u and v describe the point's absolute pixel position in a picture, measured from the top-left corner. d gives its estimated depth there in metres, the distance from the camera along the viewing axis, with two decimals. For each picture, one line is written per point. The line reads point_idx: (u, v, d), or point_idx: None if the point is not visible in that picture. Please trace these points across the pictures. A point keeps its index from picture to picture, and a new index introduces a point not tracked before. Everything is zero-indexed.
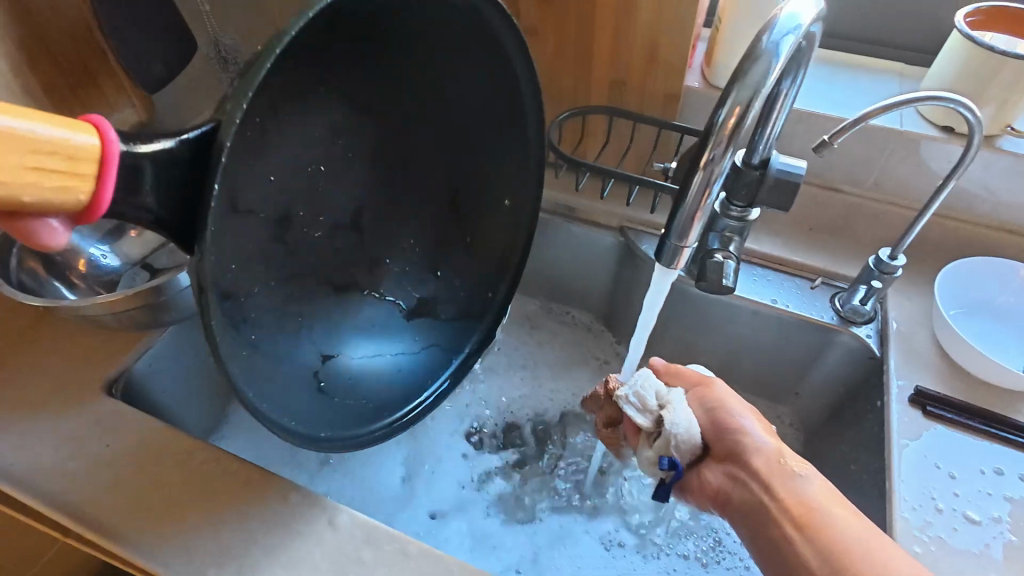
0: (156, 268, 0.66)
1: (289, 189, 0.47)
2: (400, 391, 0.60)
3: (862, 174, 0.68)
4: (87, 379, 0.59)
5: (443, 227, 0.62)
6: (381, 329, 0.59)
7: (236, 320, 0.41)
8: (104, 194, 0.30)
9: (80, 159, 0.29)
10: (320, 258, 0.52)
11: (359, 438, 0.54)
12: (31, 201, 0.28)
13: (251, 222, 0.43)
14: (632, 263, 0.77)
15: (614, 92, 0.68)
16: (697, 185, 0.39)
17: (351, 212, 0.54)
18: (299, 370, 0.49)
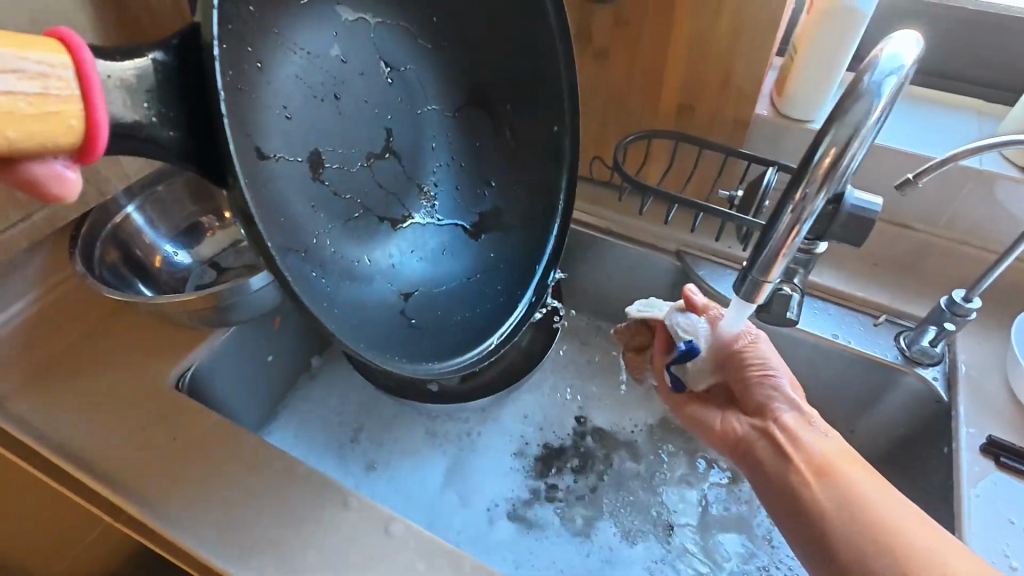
0: (223, 267, 0.67)
1: (310, 116, 0.46)
2: (481, 309, 0.61)
3: (935, 212, 0.67)
4: (153, 371, 0.60)
5: (478, 132, 0.61)
6: (447, 252, 0.60)
7: (295, 246, 0.44)
8: (97, 117, 0.30)
9: (61, 82, 0.28)
10: (366, 193, 0.54)
11: (449, 362, 0.57)
12: (19, 136, 0.26)
13: (288, 162, 0.44)
14: (689, 288, 0.76)
15: (681, 117, 0.68)
16: (785, 223, 0.39)
17: (383, 137, 0.54)
18: (384, 310, 0.53)
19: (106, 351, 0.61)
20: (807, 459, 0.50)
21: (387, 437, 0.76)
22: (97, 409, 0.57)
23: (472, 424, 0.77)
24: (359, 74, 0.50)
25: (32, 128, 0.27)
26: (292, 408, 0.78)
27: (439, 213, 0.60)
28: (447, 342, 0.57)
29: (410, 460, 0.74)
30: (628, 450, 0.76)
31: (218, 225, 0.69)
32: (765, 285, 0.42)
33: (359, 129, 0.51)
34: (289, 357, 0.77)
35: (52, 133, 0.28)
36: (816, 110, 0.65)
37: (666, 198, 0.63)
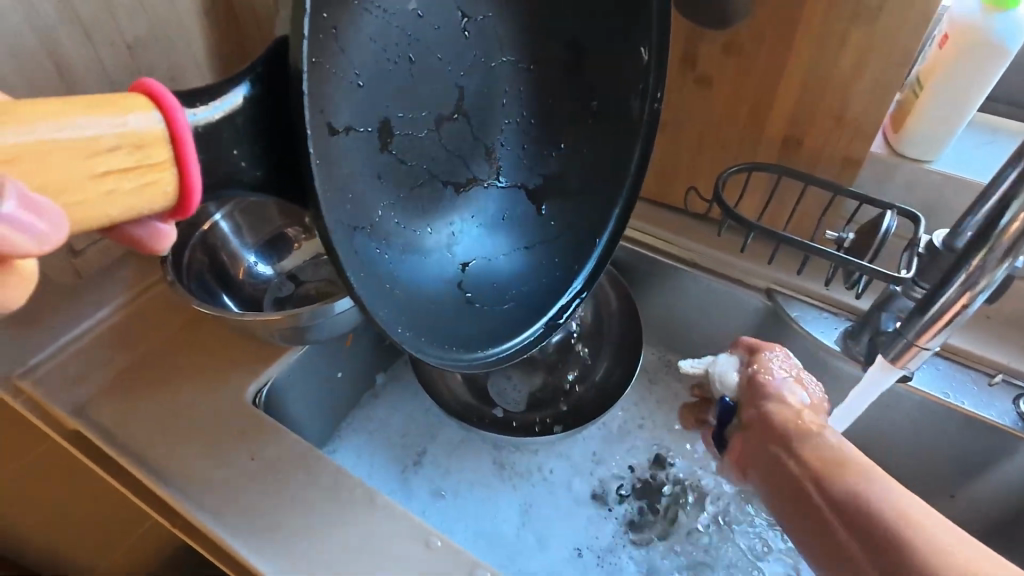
0: (301, 280, 0.67)
1: (383, 81, 0.44)
2: (541, 284, 0.61)
3: None
4: (229, 384, 0.59)
5: (552, 90, 0.57)
6: (507, 220, 0.60)
7: (359, 218, 0.45)
8: (191, 178, 0.29)
9: (152, 148, 0.28)
10: (432, 160, 0.52)
11: (509, 339, 0.57)
12: (120, 211, 0.28)
13: (359, 133, 0.43)
14: (779, 330, 0.72)
15: (785, 150, 0.65)
16: (957, 284, 0.47)
17: (455, 97, 0.51)
18: (443, 288, 0.54)
19: (186, 358, 0.60)
20: (812, 455, 0.48)
21: (454, 467, 0.74)
22: (176, 421, 0.56)
23: (541, 458, 0.75)
24: (436, 28, 0.46)
25: (130, 202, 0.28)
26: (356, 426, 0.76)
27: (501, 177, 0.59)
28: (502, 317, 0.58)
29: (477, 492, 0.72)
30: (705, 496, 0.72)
31: (304, 237, 0.68)
32: (917, 347, 0.51)
33: (429, 95, 0.49)
34: (356, 373, 0.75)
35: (148, 202, 0.29)
36: (937, 150, 0.61)
37: (771, 236, 0.60)
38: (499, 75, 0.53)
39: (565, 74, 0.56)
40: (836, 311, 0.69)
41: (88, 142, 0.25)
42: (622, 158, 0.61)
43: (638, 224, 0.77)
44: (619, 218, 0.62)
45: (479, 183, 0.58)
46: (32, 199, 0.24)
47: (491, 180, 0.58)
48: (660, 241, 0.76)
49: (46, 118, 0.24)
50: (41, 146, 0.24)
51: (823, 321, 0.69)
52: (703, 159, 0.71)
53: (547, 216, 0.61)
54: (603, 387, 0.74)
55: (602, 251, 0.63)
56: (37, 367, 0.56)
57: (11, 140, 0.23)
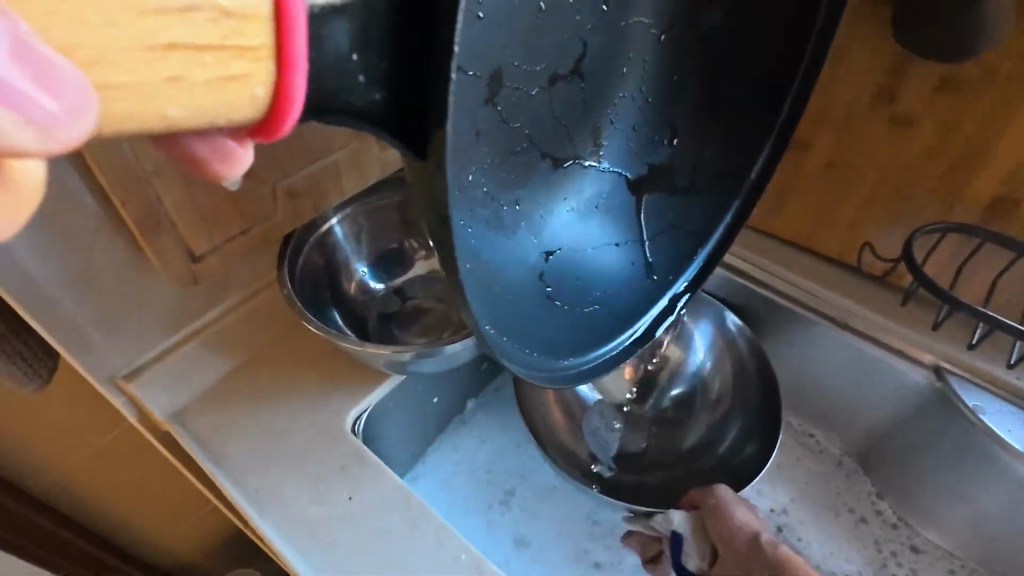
0: (408, 295, 0.62)
1: (505, 15, 0.34)
2: (633, 285, 0.51)
3: None
4: (332, 407, 0.54)
5: (681, 63, 0.46)
6: (602, 209, 0.49)
7: (461, 180, 0.35)
8: (289, 81, 0.20)
9: (246, 22, 0.19)
10: (537, 123, 0.41)
11: (596, 345, 0.48)
12: (181, 113, 0.19)
13: (468, 77, 0.32)
14: (947, 416, 0.60)
15: (993, 213, 0.54)
16: None
17: (576, 53, 0.41)
18: (527, 279, 0.43)
19: (293, 375, 0.56)
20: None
21: (551, 514, 0.68)
22: (271, 442, 0.52)
23: None
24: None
25: (202, 100, 0.19)
26: (442, 453, 0.71)
27: (606, 159, 0.48)
28: (588, 320, 0.48)
29: (571, 549, 0.65)
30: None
31: (420, 251, 0.63)
32: None
33: (552, 43, 0.39)
34: (449, 398, 0.70)
35: (232, 107, 0.20)
36: None
37: (974, 315, 0.49)
38: (628, 36, 0.44)
39: (704, 44, 0.46)
40: (1021, 403, 0.57)
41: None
42: (747, 154, 0.52)
43: (775, 266, 0.67)
44: (732, 221, 0.54)
45: (579, 161, 0.47)
46: (41, 56, 0.15)
47: (592, 160, 0.47)
48: (803, 292, 0.65)
49: None
50: None
51: (1008, 416, 0.57)
52: (862, 173, 0.59)
53: (644, 210, 0.50)
54: (729, 461, 0.65)
55: (709, 250, 0.54)
56: (138, 368, 0.53)
57: None
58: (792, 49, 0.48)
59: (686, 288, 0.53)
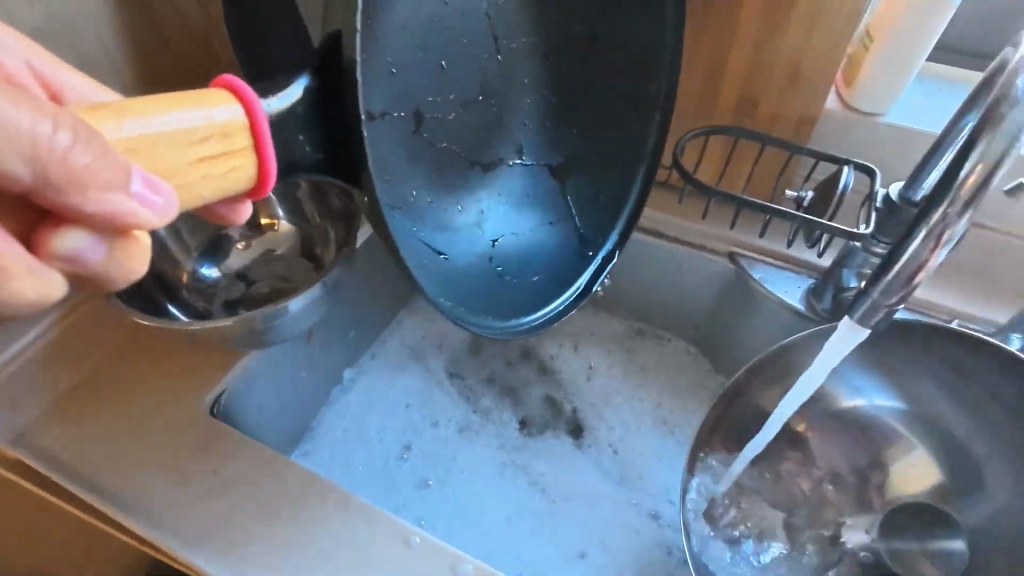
0: (251, 278, 0.63)
1: (414, 68, 0.48)
2: (566, 253, 0.63)
3: (1014, 212, 0.62)
4: (183, 396, 0.56)
5: (569, 69, 0.59)
6: (532, 199, 0.62)
7: (399, 198, 0.49)
8: (267, 161, 0.34)
9: (235, 134, 0.32)
10: (461, 142, 0.56)
11: (536, 308, 0.59)
12: (211, 193, 0.32)
13: (393, 118, 0.47)
14: (744, 292, 0.70)
15: (741, 115, 0.64)
16: (919, 241, 0.36)
17: (480, 81, 0.55)
18: (477, 262, 0.57)
19: (143, 374, 0.58)
20: None
21: (446, 456, 0.72)
22: (124, 436, 0.54)
23: (524, 439, 0.74)
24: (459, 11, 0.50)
25: (218, 184, 0.32)
26: (326, 426, 0.73)
27: (528, 155, 0.61)
28: (531, 287, 0.60)
29: (463, 480, 0.70)
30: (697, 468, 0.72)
31: (249, 236, 0.65)
32: (883, 309, 0.39)
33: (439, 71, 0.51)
34: (324, 373, 0.72)
35: (234, 184, 0.33)
36: (888, 102, 0.61)
37: (728, 198, 0.58)
38: (518, 56, 0.57)
39: (585, 46, 0.58)
40: (800, 270, 0.67)
41: (184, 133, 0.30)
42: (637, 129, 0.62)
43: None
44: (643, 184, 0.64)
45: (507, 162, 0.60)
46: (151, 179, 0.29)
47: (516, 159, 0.61)
48: None
49: (151, 112, 0.29)
50: (152, 136, 0.29)
51: (787, 280, 0.67)
52: None
53: (569, 192, 0.63)
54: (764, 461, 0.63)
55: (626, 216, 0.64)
56: None
57: (126, 133, 0.28)
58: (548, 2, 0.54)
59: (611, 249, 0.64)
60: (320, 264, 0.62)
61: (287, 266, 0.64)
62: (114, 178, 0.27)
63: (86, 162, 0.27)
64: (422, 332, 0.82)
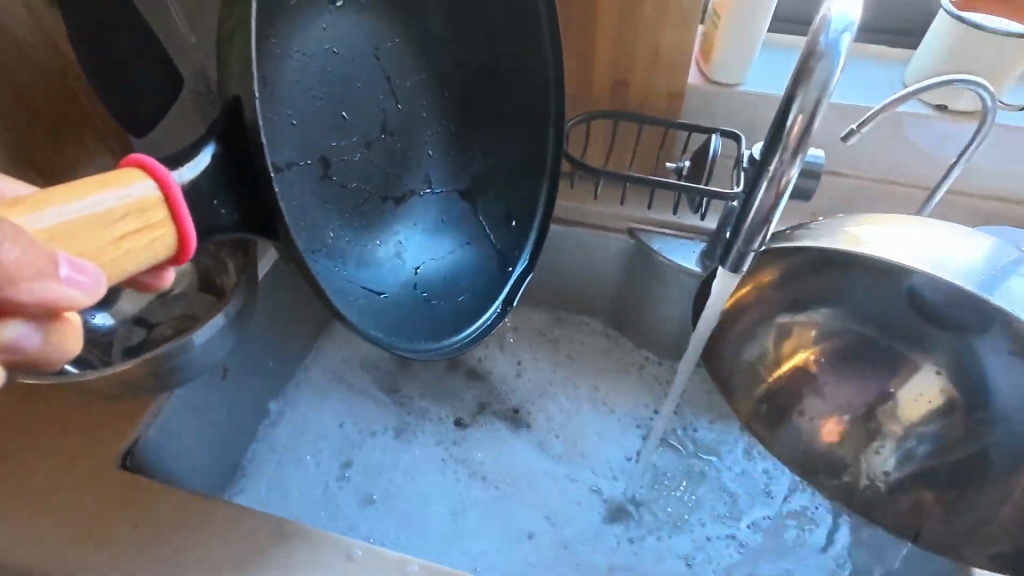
0: (151, 321, 0.60)
1: (314, 117, 0.49)
2: (487, 272, 0.62)
3: (862, 157, 0.70)
4: (94, 455, 0.53)
5: (464, 95, 0.61)
6: (448, 223, 0.62)
7: (314, 242, 0.49)
8: (186, 228, 0.34)
9: (150, 207, 0.33)
10: (371, 180, 0.56)
11: (469, 327, 0.59)
12: (134, 267, 0.32)
13: (303, 167, 0.49)
14: (646, 264, 0.73)
15: (617, 97, 0.68)
16: (762, 188, 0.42)
17: (380, 119, 0.56)
18: (401, 290, 0.57)
19: (40, 449, 0.54)
20: None
21: (386, 464, 0.72)
22: (33, 508, 0.50)
23: (461, 433, 0.75)
24: (351, 60, 0.52)
25: (141, 258, 0.33)
26: (260, 461, 0.70)
27: (437, 184, 0.61)
28: (460, 307, 0.59)
29: (410, 492, 0.70)
30: (631, 436, 0.76)
31: None
32: (749, 254, 0.45)
33: (332, 104, 0.50)
34: (245, 411, 0.69)
35: (155, 254, 0.33)
36: (743, 73, 0.67)
37: (616, 178, 0.62)
38: (415, 92, 0.58)
39: (473, 71, 0.60)
40: (692, 237, 0.72)
41: (100, 216, 0.30)
42: (538, 141, 0.63)
43: None
44: (550, 193, 0.63)
45: (415, 193, 0.60)
46: (78, 262, 0.28)
47: (425, 189, 0.61)
48: None
49: (64, 200, 0.29)
50: (70, 223, 0.29)
51: (683, 247, 0.71)
52: None
53: (481, 214, 0.63)
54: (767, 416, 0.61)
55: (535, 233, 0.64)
56: None
57: (44, 223, 0.28)
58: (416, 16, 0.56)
59: (525, 268, 0.63)
60: (221, 293, 0.61)
61: (189, 303, 0.61)
62: (43, 265, 0.27)
63: (16, 256, 0.25)
64: (345, 353, 0.80)
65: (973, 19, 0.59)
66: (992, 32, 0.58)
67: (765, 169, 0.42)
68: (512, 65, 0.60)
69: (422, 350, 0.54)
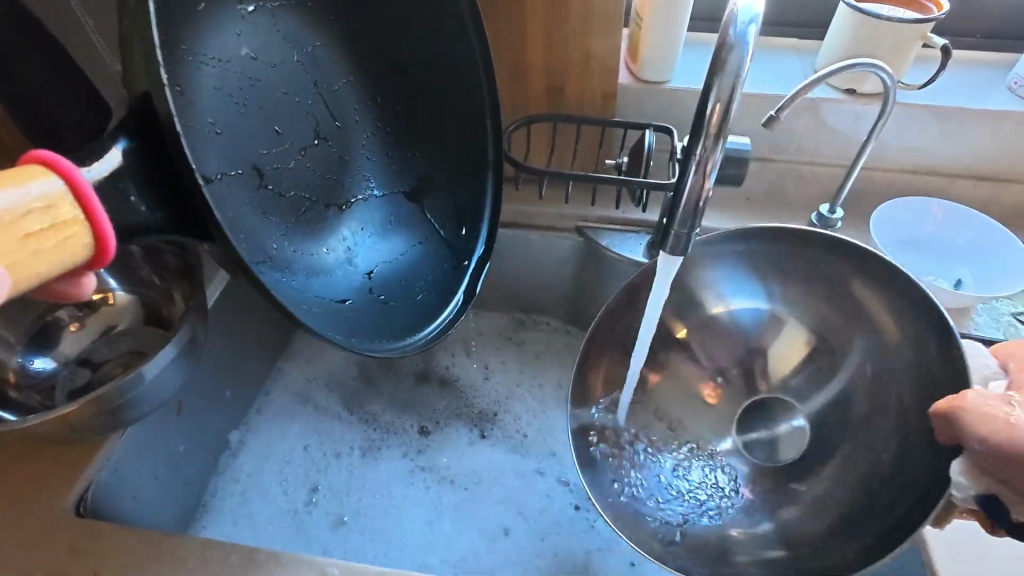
0: (96, 361, 0.58)
1: (239, 124, 0.48)
2: (441, 266, 0.63)
3: (785, 141, 0.74)
4: (44, 507, 0.51)
5: (395, 98, 0.62)
6: (394, 224, 0.62)
7: (263, 253, 0.49)
8: (103, 226, 0.34)
9: (60, 206, 0.32)
10: (310, 186, 0.56)
11: (432, 325, 0.59)
12: (48, 270, 0.32)
13: (231, 178, 0.47)
14: (596, 260, 0.76)
15: (555, 101, 0.70)
16: (693, 172, 0.44)
17: (311, 124, 0.56)
18: (357, 294, 0.56)
19: None
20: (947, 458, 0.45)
21: (354, 483, 0.71)
22: None
23: (426, 439, 0.75)
24: (270, 65, 0.52)
25: (55, 259, 0.32)
26: (224, 494, 0.68)
27: (376, 188, 0.62)
28: (418, 306, 0.59)
29: (383, 506, 0.70)
30: None
31: (82, 316, 0.60)
32: (687, 236, 0.47)
33: (259, 110, 0.50)
34: (205, 444, 0.67)
35: (71, 255, 0.33)
36: (669, 70, 0.70)
37: (561, 176, 0.64)
38: (343, 95, 0.59)
39: (400, 73, 0.61)
40: (637, 230, 0.74)
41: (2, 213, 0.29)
42: (470, 137, 0.64)
43: None
44: (494, 185, 0.65)
45: (358, 199, 0.60)
46: None
47: (368, 193, 0.61)
48: None
49: None
50: None
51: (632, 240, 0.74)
52: None
53: (429, 213, 0.64)
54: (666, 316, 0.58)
55: (487, 226, 0.65)
56: None
57: None
58: (335, 16, 0.56)
59: (485, 255, 0.64)
60: (170, 325, 0.59)
61: (134, 338, 0.59)
62: None
63: None
64: (305, 376, 0.79)
65: (869, 9, 0.64)
66: (887, 19, 0.63)
67: (692, 154, 0.45)
68: (443, 67, 0.61)
69: (388, 352, 0.53)
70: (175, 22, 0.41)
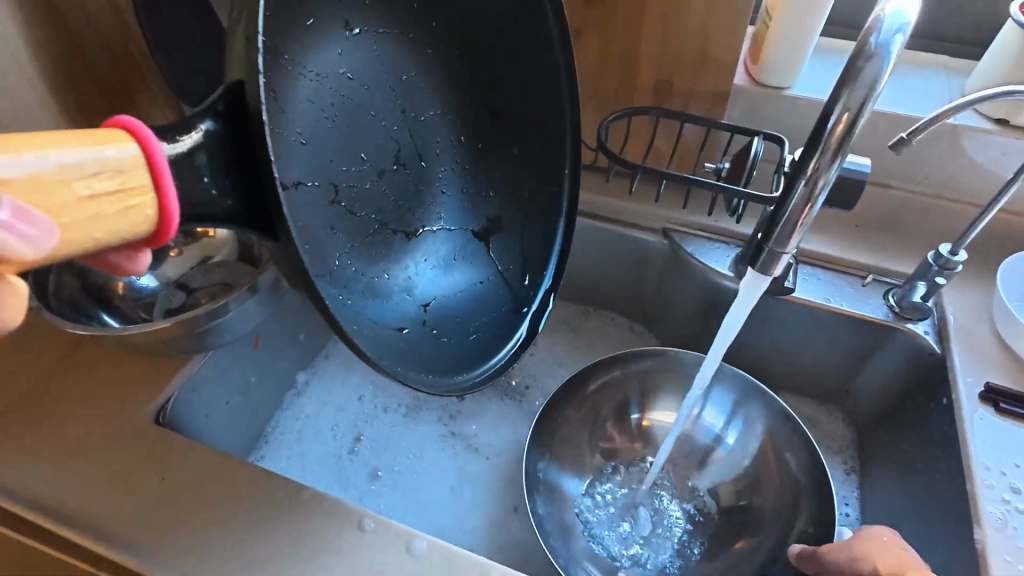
0: (191, 287, 0.62)
1: (323, 139, 0.46)
2: (496, 309, 0.62)
3: (911, 169, 0.68)
4: (131, 409, 0.56)
5: (481, 135, 0.62)
6: (460, 258, 0.61)
7: (327, 271, 0.46)
8: (168, 201, 0.31)
9: (132, 171, 0.30)
10: (382, 210, 0.54)
11: (485, 367, 0.58)
12: (102, 236, 0.29)
13: (310, 188, 0.45)
14: (679, 267, 0.72)
15: (660, 95, 0.68)
16: (798, 197, 0.42)
17: (392, 150, 0.55)
18: (410, 325, 0.54)
19: (87, 396, 0.57)
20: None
21: (393, 439, 0.73)
22: (72, 454, 0.53)
23: (461, 404, 0.76)
24: (364, 86, 0.51)
25: (114, 225, 0.29)
26: (282, 428, 0.72)
27: (446, 222, 0.61)
28: (470, 346, 0.58)
29: (421, 467, 0.71)
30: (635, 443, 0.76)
31: (184, 244, 0.64)
32: (782, 255, 0.44)
33: (348, 131, 0.49)
34: (273, 378, 0.71)
35: (130, 226, 0.30)
36: (793, 75, 0.65)
37: (657, 175, 0.60)
38: (429, 126, 0.58)
39: (486, 110, 0.61)
40: (728, 241, 0.71)
41: (70, 167, 0.27)
42: (545, 164, 0.64)
43: None
44: (565, 227, 0.66)
45: (428, 230, 0.60)
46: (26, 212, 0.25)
47: (438, 225, 0.60)
48: None
49: (34, 148, 0.26)
50: (36, 174, 0.26)
51: (720, 251, 0.70)
52: None
53: (495, 251, 0.63)
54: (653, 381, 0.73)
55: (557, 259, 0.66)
56: None
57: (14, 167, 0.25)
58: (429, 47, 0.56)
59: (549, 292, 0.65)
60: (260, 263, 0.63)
61: (227, 271, 0.63)
62: None
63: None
64: None
65: None
66: None
67: (803, 168, 0.41)
68: (536, 78, 0.61)
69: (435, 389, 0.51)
70: (279, 29, 0.41)
